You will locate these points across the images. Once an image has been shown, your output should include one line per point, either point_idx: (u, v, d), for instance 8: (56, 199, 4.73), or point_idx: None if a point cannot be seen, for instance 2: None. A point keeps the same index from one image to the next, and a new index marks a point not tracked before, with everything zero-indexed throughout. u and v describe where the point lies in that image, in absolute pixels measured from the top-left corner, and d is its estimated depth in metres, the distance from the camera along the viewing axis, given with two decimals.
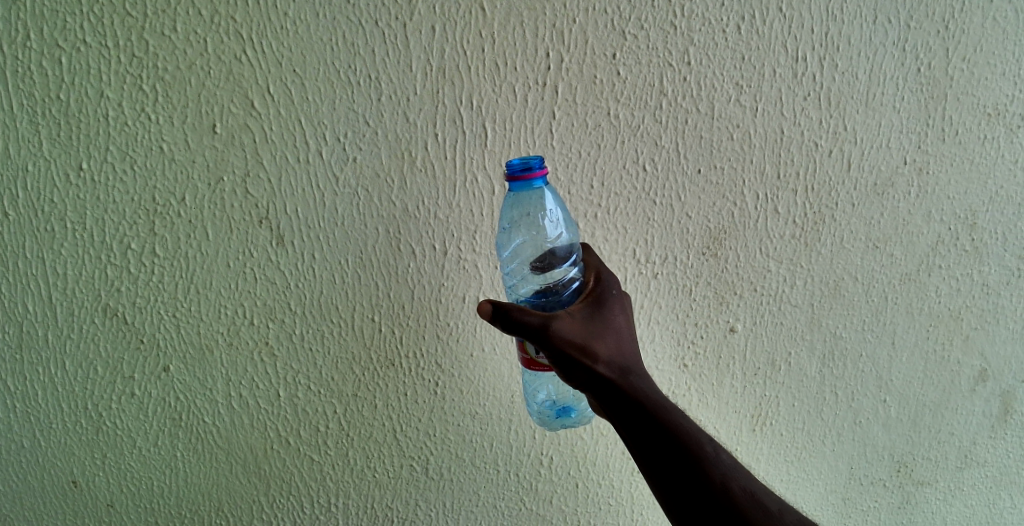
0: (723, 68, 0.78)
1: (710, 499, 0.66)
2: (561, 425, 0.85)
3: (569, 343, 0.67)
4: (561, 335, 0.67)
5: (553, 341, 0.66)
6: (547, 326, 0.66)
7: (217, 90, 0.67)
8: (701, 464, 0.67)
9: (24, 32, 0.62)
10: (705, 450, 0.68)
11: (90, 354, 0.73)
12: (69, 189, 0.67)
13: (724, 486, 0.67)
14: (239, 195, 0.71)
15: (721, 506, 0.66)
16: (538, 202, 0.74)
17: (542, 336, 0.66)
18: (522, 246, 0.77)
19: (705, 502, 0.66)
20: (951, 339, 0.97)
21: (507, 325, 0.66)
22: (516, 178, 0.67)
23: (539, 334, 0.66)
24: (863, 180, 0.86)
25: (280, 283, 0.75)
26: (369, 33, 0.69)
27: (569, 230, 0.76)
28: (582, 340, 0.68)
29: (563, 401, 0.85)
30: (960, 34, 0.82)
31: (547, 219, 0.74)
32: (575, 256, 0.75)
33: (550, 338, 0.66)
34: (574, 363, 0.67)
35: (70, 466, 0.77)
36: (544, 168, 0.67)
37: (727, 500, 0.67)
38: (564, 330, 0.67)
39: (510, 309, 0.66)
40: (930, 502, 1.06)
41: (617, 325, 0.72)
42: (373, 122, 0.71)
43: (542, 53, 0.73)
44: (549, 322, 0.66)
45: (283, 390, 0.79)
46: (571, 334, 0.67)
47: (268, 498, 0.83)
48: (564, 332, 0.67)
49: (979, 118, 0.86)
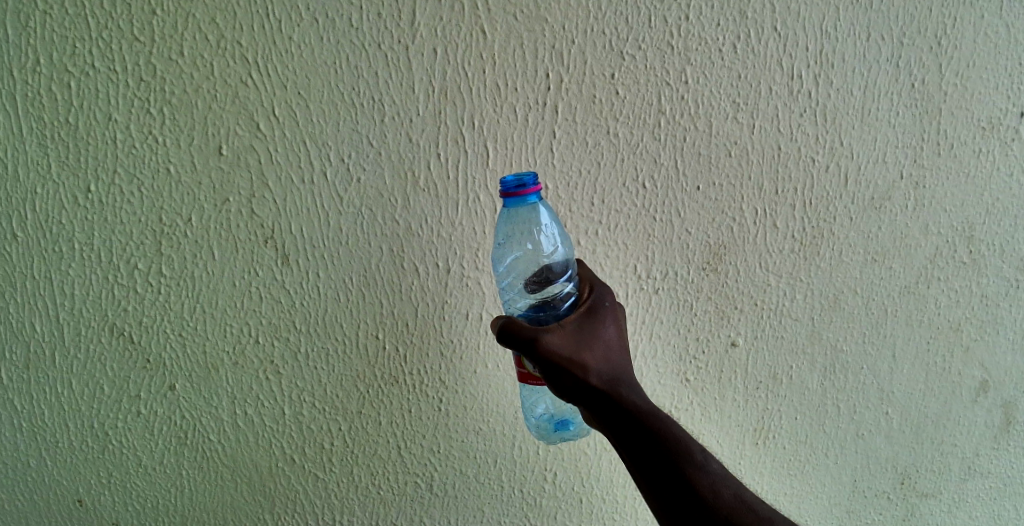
0: (719, 86, 0.79)
1: (700, 504, 0.67)
2: (561, 438, 0.85)
3: (559, 356, 0.68)
4: (551, 347, 0.68)
5: (543, 354, 0.67)
6: (537, 338, 0.67)
7: (223, 113, 0.68)
8: (692, 470, 0.68)
9: (35, 58, 0.64)
10: (695, 456, 0.68)
11: (96, 374, 0.74)
12: (77, 210, 0.68)
13: (714, 496, 0.67)
14: (245, 215, 0.71)
15: (712, 512, 0.67)
16: (534, 219, 0.74)
17: (532, 349, 0.67)
18: (517, 262, 0.77)
19: (696, 509, 0.67)
20: (951, 351, 0.97)
21: (501, 335, 0.69)
22: (511, 197, 0.68)
23: (530, 347, 0.67)
24: (860, 194, 0.87)
25: (285, 302, 0.75)
26: (372, 55, 0.70)
27: (564, 245, 0.77)
28: (572, 353, 0.68)
29: (560, 414, 0.85)
30: (952, 50, 0.84)
31: (543, 235, 0.75)
32: (569, 270, 0.77)
33: (540, 350, 0.67)
34: (564, 375, 0.68)
35: (76, 485, 0.77)
36: (536, 184, 0.68)
37: (719, 507, 0.67)
38: (554, 343, 0.68)
39: (506, 319, 0.69)
40: (933, 514, 1.06)
41: (605, 336, 0.72)
42: (376, 142, 0.72)
43: (542, 74, 0.74)
44: (539, 335, 0.67)
45: (289, 408, 0.79)
46: (560, 347, 0.68)
47: (272, 515, 0.83)
48: (554, 346, 0.68)
49: (974, 132, 0.88)
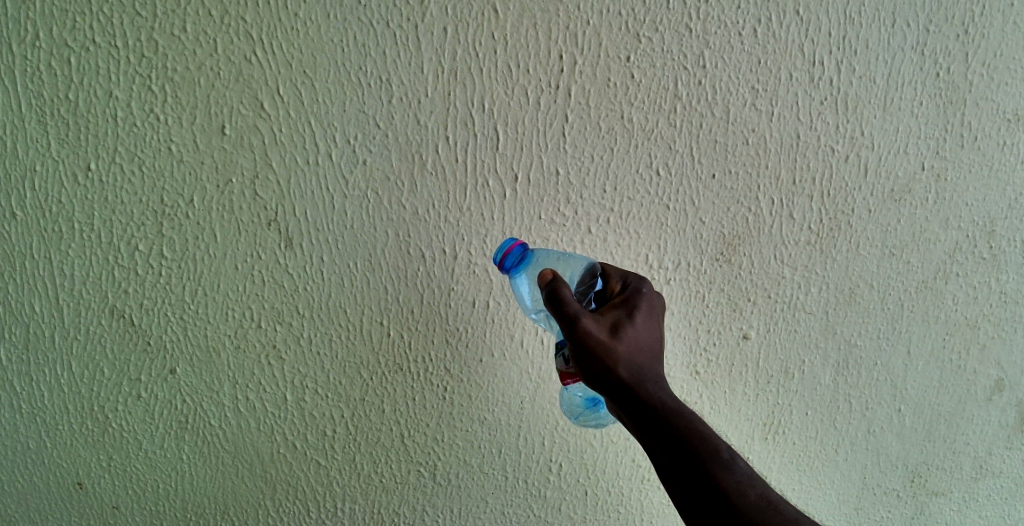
0: (738, 72, 0.77)
1: (727, 504, 0.63)
2: (599, 427, 0.86)
3: (593, 343, 0.66)
4: (586, 329, 0.66)
5: (579, 337, 0.66)
6: (578, 319, 0.66)
7: (227, 91, 0.67)
8: (718, 469, 0.64)
9: (34, 32, 0.62)
10: (722, 456, 0.65)
11: (96, 356, 0.72)
12: (77, 189, 0.66)
13: (741, 495, 0.64)
14: (248, 197, 0.70)
15: (739, 512, 0.63)
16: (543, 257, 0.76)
17: (571, 328, 0.66)
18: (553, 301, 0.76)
19: (721, 510, 0.63)
20: (967, 349, 0.95)
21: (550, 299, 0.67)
22: (509, 263, 0.72)
23: (568, 323, 0.66)
24: (880, 186, 0.85)
25: (289, 285, 0.74)
26: (380, 34, 0.68)
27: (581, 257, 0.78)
28: (605, 340, 0.67)
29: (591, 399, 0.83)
30: (980, 38, 0.81)
31: (557, 260, 0.77)
32: (591, 264, 0.76)
33: (576, 332, 0.66)
34: (595, 363, 0.66)
35: (75, 467, 0.76)
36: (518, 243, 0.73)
37: (744, 507, 0.63)
38: (592, 329, 0.66)
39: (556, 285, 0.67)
40: (943, 513, 1.05)
41: (639, 328, 0.69)
42: (383, 123, 0.70)
43: (555, 55, 0.72)
44: (579, 314, 0.66)
45: (291, 394, 0.78)
46: (597, 335, 0.66)
47: (273, 501, 0.82)
48: (591, 330, 0.66)
49: (998, 124, 0.85)
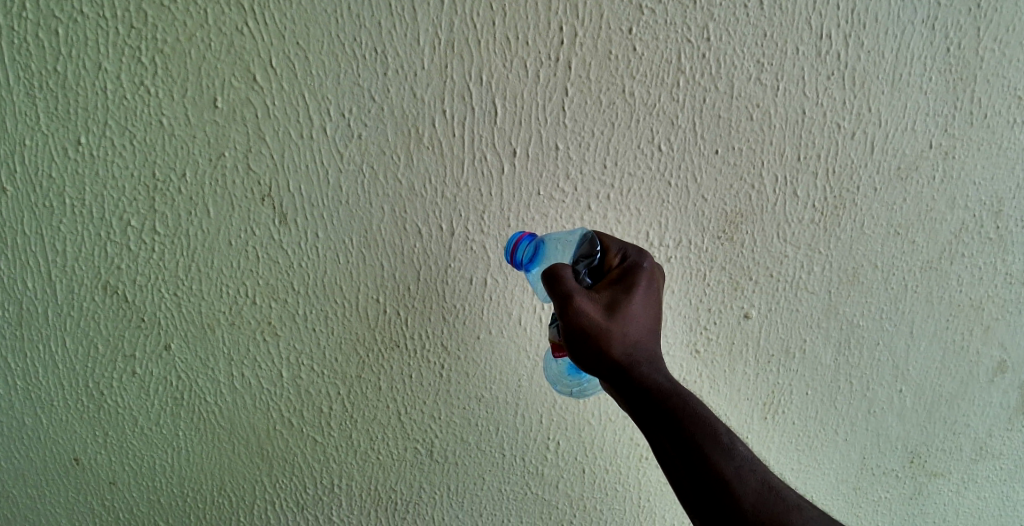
0: (743, 45, 0.75)
1: (723, 489, 0.63)
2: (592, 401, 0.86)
3: (587, 323, 0.65)
4: (579, 309, 0.65)
5: (573, 316, 0.65)
6: (572, 299, 0.66)
7: (218, 63, 0.65)
8: (718, 453, 0.64)
9: (21, 2, 0.60)
10: (721, 439, 0.64)
11: (90, 333, 0.71)
12: (68, 164, 0.65)
13: (740, 480, 0.63)
14: (241, 171, 0.69)
15: (738, 497, 0.63)
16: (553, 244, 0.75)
17: (564, 307, 0.66)
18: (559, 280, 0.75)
19: (716, 496, 0.63)
20: (971, 330, 0.94)
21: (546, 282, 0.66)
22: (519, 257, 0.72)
23: (561, 302, 0.66)
24: (886, 163, 0.83)
25: (283, 262, 0.73)
26: (375, 4, 0.66)
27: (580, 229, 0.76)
28: (599, 319, 0.66)
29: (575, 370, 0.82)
30: (992, 13, 0.79)
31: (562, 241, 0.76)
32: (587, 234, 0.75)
33: (570, 312, 0.65)
34: (589, 343, 0.65)
35: (71, 443, 0.75)
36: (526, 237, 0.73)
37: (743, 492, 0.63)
38: (586, 308, 0.66)
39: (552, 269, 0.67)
40: (942, 494, 1.04)
41: (636, 308, 0.68)
42: (378, 96, 0.69)
43: (555, 27, 0.70)
44: (573, 293, 0.66)
45: (287, 370, 0.77)
46: (591, 314, 0.66)
47: (270, 478, 0.82)
48: (585, 310, 0.65)
49: (1008, 101, 0.83)
